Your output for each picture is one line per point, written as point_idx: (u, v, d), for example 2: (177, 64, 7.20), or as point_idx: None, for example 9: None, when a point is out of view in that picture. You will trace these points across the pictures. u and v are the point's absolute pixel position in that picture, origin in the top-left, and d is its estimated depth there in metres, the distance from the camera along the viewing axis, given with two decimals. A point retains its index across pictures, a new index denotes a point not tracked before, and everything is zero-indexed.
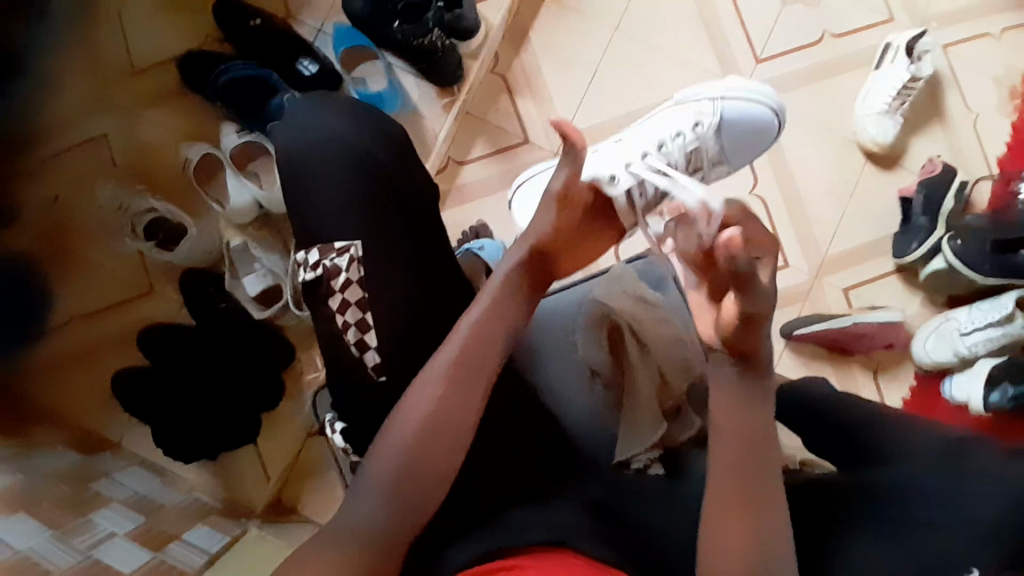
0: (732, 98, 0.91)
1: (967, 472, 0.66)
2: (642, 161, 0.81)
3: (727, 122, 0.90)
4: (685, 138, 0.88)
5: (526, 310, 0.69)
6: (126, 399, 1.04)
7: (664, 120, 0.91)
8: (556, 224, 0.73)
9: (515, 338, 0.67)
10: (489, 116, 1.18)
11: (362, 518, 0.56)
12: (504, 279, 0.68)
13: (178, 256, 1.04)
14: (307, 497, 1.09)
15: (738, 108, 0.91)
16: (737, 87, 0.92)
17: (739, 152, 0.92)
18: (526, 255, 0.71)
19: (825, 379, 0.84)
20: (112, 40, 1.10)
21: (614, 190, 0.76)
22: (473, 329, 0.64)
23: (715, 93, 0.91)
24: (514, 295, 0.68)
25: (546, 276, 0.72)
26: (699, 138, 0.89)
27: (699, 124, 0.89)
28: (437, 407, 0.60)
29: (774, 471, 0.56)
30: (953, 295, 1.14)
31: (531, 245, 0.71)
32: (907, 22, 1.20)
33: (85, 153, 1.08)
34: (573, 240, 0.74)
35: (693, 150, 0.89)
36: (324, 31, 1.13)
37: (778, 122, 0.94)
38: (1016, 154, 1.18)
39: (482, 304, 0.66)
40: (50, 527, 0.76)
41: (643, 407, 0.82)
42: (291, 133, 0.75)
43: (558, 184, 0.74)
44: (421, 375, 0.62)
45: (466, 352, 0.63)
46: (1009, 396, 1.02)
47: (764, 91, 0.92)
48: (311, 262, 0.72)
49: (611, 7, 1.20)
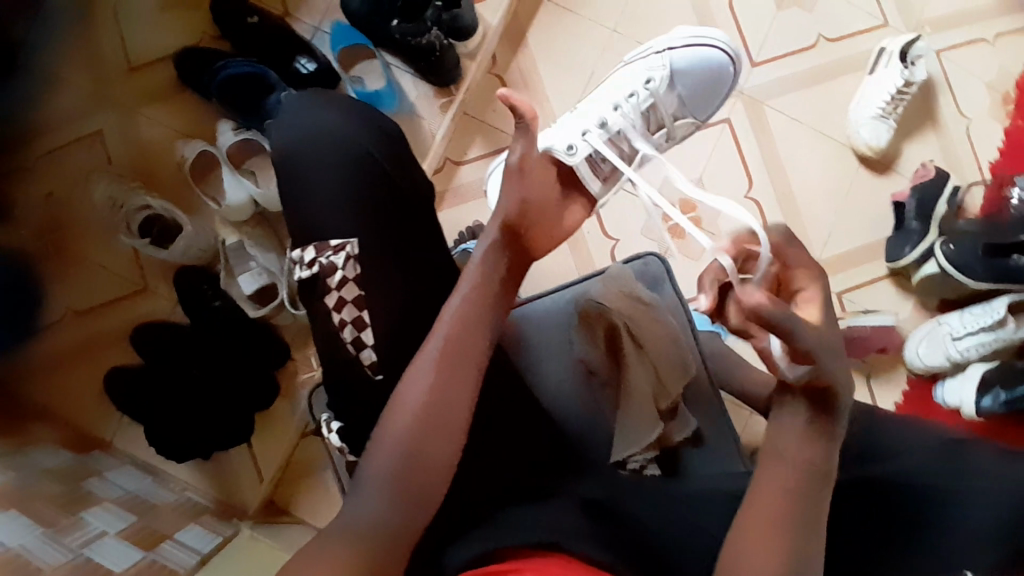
0: (679, 48, 0.95)
1: (968, 472, 0.67)
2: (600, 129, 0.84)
3: (678, 72, 0.94)
4: (639, 97, 0.90)
5: (509, 296, 0.68)
6: (119, 397, 1.03)
7: (616, 85, 0.93)
8: (521, 195, 0.71)
9: (500, 329, 0.66)
10: (486, 117, 1.19)
11: (361, 519, 0.56)
12: (487, 263, 0.68)
13: (173, 254, 1.03)
14: (301, 499, 1.09)
15: (687, 58, 0.95)
16: (686, 37, 0.96)
17: (699, 101, 0.96)
18: (498, 234, 0.69)
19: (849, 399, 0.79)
20: (111, 37, 1.09)
21: (575, 160, 0.78)
22: (459, 316, 0.64)
23: (662, 46, 0.96)
24: (499, 282, 0.67)
25: (523, 255, 0.70)
26: (653, 93, 0.92)
27: (650, 81, 0.92)
28: (428, 399, 0.60)
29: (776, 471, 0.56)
30: (945, 299, 1.16)
31: (503, 221, 0.70)
32: (901, 27, 1.22)
33: (82, 148, 1.08)
34: (542, 211, 0.73)
35: (648, 107, 0.91)
36: (322, 30, 1.12)
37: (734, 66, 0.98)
38: (1009, 159, 1.20)
39: (465, 291, 0.66)
40: (42, 525, 0.75)
41: (639, 404, 0.82)
42: (288, 130, 0.75)
43: (514, 157, 0.72)
44: (414, 366, 0.62)
45: (452, 341, 0.62)
46: (1001, 400, 1.02)
47: (712, 35, 0.96)
48: (307, 260, 0.71)
49: (608, 9, 1.20)
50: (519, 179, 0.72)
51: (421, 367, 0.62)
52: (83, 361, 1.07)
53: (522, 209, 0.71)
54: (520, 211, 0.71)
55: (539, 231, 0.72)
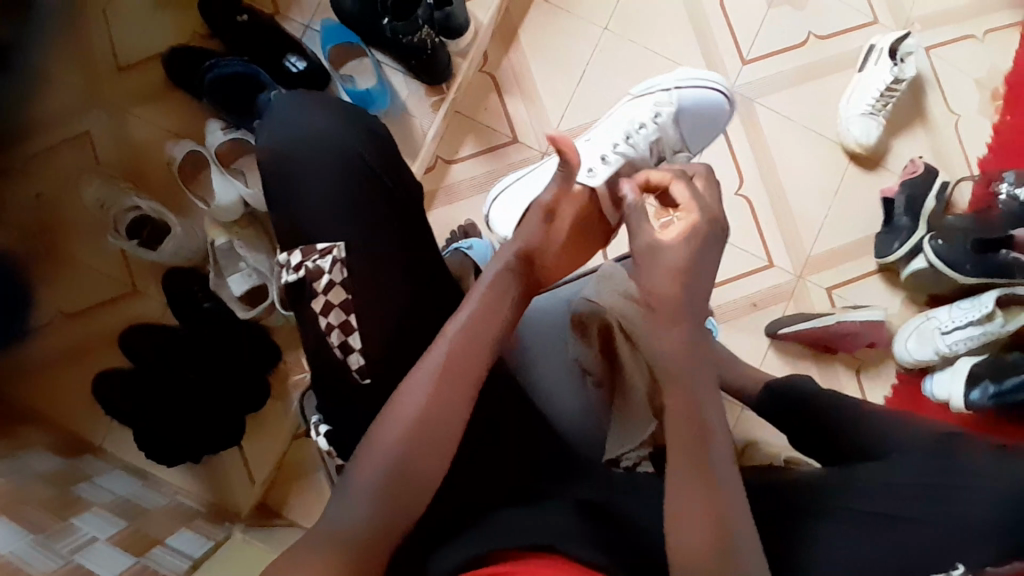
0: (685, 87, 0.97)
1: (957, 472, 0.68)
2: (615, 152, 0.87)
3: (684, 111, 0.97)
4: (648, 129, 0.93)
5: (515, 314, 0.69)
6: (106, 400, 1.02)
7: (626, 115, 0.97)
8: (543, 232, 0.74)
9: (501, 347, 0.67)
10: (478, 115, 1.18)
11: (350, 526, 0.55)
12: (496, 285, 0.68)
13: (163, 256, 1.02)
14: (293, 500, 1.08)
15: (694, 95, 0.97)
16: (689, 76, 0.98)
17: (697, 138, 1.00)
18: (514, 258, 0.71)
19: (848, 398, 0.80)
20: (98, 34, 1.08)
21: (593, 182, 0.81)
22: (465, 332, 0.64)
23: (669, 84, 0.98)
24: (503, 296, 0.68)
25: (532, 279, 0.72)
26: (660, 127, 0.94)
27: (658, 115, 0.94)
28: (425, 410, 0.60)
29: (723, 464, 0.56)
30: (934, 295, 1.16)
31: (519, 248, 0.72)
32: (891, 24, 1.22)
33: (73, 148, 1.07)
34: (563, 253, 0.76)
35: (654, 140, 0.93)
36: (313, 28, 1.12)
37: (732, 108, 1.00)
38: (998, 155, 1.21)
39: (471, 307, 0.66)
40: (32, 531, 0.74)
41: (636, 405, 0.83)
42: (277, 130, 0.74)
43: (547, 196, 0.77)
44: (415, 372, 0.62)
45: (453, 355, 0.63)
46: (990, 394, 1.03)
47: (712, 76, 0.99)
48: (294, 263, 0.71)
49: (598, 7, 1.20)
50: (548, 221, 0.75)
51: (421, 374, 0.62)
52: (69, 363, 1.05)
53: (541, 243, 0.74)
54: (539, 243, 0.74)
55: (553, 262, 0.75)
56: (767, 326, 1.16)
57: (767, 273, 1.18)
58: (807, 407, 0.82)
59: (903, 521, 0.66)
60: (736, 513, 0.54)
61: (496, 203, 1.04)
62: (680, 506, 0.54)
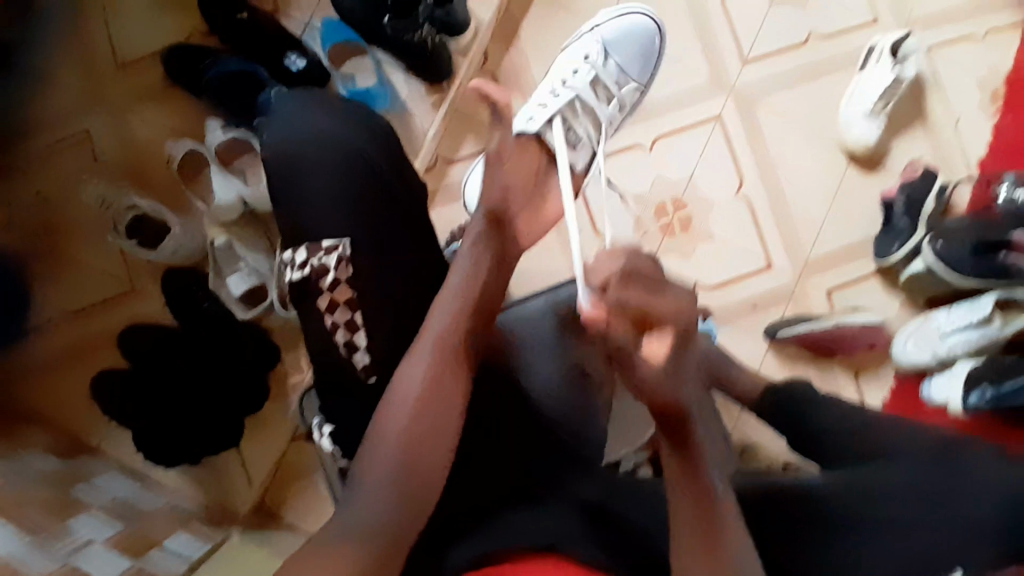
0: (604, 25, 1.02)
1: (957, 482, 0.68)
2: (552, 99, 0.90)
3: (611, 43, 1.00)
4: (581, 68, 0.95)
5: (494, 279, 0.70)
6: (106, 400, 1.02)
7: (561, 65, 0.99)
8: (503, 185, 0.75)
9: (486, 322, 0.69)
10: (478, 114, 1.15)
11: (365, 533, 0.56)
12: (475, 257, 0.70)
13: (161, 254, 1.01)
14: (290, 503, 1.07)
15: (613, 29, 1.01)
16: (602, 18, 1.03)
17: (636, 64, 1.01)
18: (484, 224, 0.72)
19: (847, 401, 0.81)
20: (96, 30, 1.08)
21: (533, 124, 0.84)
22: (453, 317, 0.66)
23: (590, 28, 1.02)
24: (484, 265, 0.70)
25: (507, 240, 0.73)
26: (594, 64, 0.96)
27: (588, 54, 0.97)
28: (422, 401, 0.62)
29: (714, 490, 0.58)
30: (931, 298, 1.16)
31: (486, 212, 0.73)
32: (891, 24, 1.22)
33: (73, 146, 1.06)
34: (531, 208, 0.77)
35: (593, 77, 0.95)
36: (312, 26, 1.11)
37: (659, 34, 1.04)
38: (997, 156, 1.21)
39: (455, 285, 0.68)
40: (29, 534, 0.75)
41: (630, 404, 0.86)
42: (279, 134, 0.73)
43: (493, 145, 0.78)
44: (408, 367, 0.64)
45: (443, 342, 0.65)
46: (988, 397, 1.01)
47: (630, 8, 1.03)
48: (299, 261, 0.70)
49: (599, 5, 1.19)
50: (498, 168, 0.76)
51: (413, 366, 0.63)
52: (69, 364, 1.05)
53: (505, 198, 0.75)
54: (504, 201, 0.74)
55: (523, 220, 0.76)
56: (765, 328, 1.16)
57: (766, 274, 1.18)
58: (802, 410, 0.82)
59: (913, 527, 0.67)
60: (732, 537, 0.57)
61: (469, 183, 1.06)
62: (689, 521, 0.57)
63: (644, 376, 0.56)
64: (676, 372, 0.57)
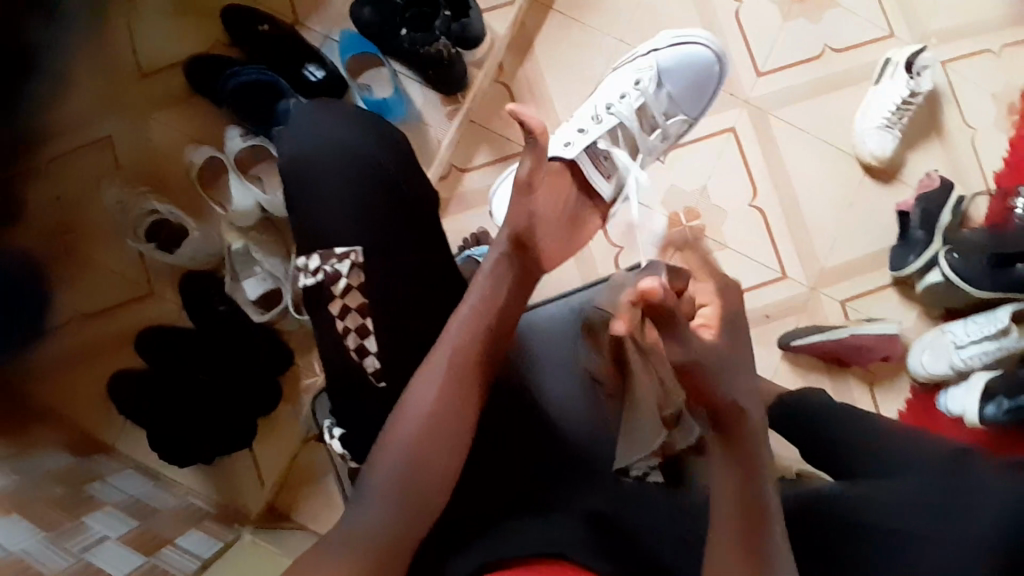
0: (663, 49, 1.02)
1: (969, 489, 0.67)
2: (592, 125, 0.94)
3: (664, 71, 1.01)
4: (629, 97, 0.98)
5: (515, 298, 0.69)
6: (121, 402, 1.03)
7: (611, 86, 1.01)
8: (529, 209, 0.74)
9: (504, 336, 0.68)
10: (493, 124, 1.19)
11: (368, 529, 0.55)
12: (496, 273, 0.69)
13: (180, 258, 1.04)
14: (302, 504, 1.09)
15: (671, 56, 1.01)
16: (663, 41, 1.04)
17: (688, 97, 1.02)
18: (508, 246, 0.71)
19: (870, 415, 0.80)
20: (121, 41, 1.10)
21: (570, 151, 0.88)
22: (468, 327, 0.65)
23: (648, 50, 1.03)
24: (503, 282, 0.69)
25: (533, 263, 0.72)
26: (642, 93, 0.98)
27: (638, 82, 0.99)
28: (434, 408, 0.61)
29: (758, 481, 0.57)
30: (950, 308, 1.15)
31: (511, 234, 0.72)
32: (907, 37, 1.22)
33: (92, 152, 1.09)
34: (552, 229, 0.76)
35: (638, 106, 0.98)
36: (332, 38, 1.13)
37: (720, 64, 1.03)
38: (1014, 169, 1.20)
39: (474, 297, 0.67)
40: (44, 528, 0.75)
41: (641, 413, 0.78)
42: (295, 137, 0.75)
43: (523, 170, 0.74)
44: (421, 373, 0.63)
45: (457, 353, 0.64)
46: (1005, 408, 1.01)
47: (694, 34, 1.03)
48: (312, 267, 0.71)
49: (614, 19, 1.21)
50: (527, 196, 0.74)
51: (428, 374, 0.63)
52: (86, 364, 1.07)
53: (531, 223, 0.73)
54: (529, 224, 0.73)
55: (546, 246, 0.74)
56: (779, 339, 1.15)
57: (779, 285, 1.17)
58: (820, 419, 0.80)
59: (903, 531, 0.66)
60: (772, 532, 0.54)
61: (496, 192, 1.08)
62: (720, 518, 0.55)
63: (705, 371, 0.58)
64: (731, 372, 0.59)
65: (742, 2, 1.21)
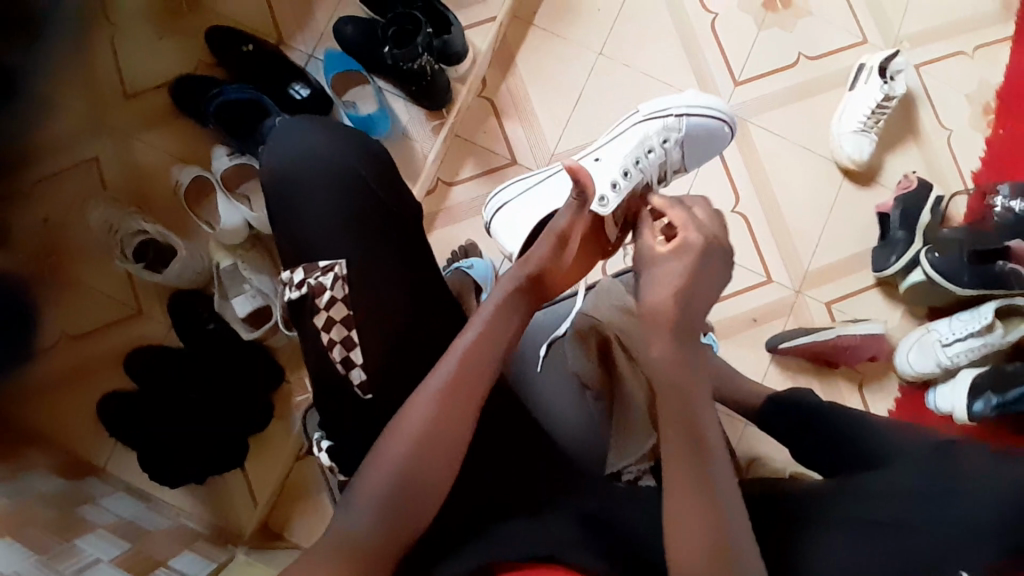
0: (694, 113, 0.97)
1: (962, 472, 0.67)
2: (625, 183, 0.89)
3: (689, 138, 0.98)
4: (655, 155, 0.95)
5: (519, 329, 0.70)
6: (111, 425, 1.03)
7: (632, 138, 0.96)
8: (552, 253, 0.75)
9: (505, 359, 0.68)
10: (477, 138, 1.20)
11: (355, 532, 0.56)
12: (501, 306, 0.70)
13: (169, 278, 1.04)
14: (296, 522, 1.08)
15: (700, 123, 0.98)
16: (697, 101, 0.98)
17: (696, 156, 1.00)
18: (523, 281, 0.72)
19: (852, 408, 0.80)
20: (105, 61, 1.12)
21: (605, 213, 0.83)
22: (471, 351, 0.65)
23: (680, 110, 0.97)
24: (507, 313, 0.69)
25: (540, 298, 0.74)
26: (665, 153, 0.96)
27: (665, 142, 0.96)
28: (431, 424, 0.61)
29: (713, 478, 0.56)
30: (933, 307, 1.17)
31: (529, 271, 0.73)
32: (879, 43, 1.25)
33: (77, 174, 1.09)
34: (564, 273, 0.77)
35: (659, 165, 0.96)
36: (315, 57, 1.15)
37: (731, 129, 1.01)
38: (990, 168, 1.22)
39: (477, 326, 0.67)
40: (36, 552, 0.74)
41: (636, 419, 0.79)
42: (279, 150, 0.75)
43: (563, 220, 0.77)
44: (420, 390, 0.63)
45: (460, 372, 0.64)
46: (993, 404, 1.03)
47: (719, 104, 0.99)
48: (297, 281, 0.72)
49: (594, 33, 1.23)
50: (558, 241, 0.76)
51: (428, 391, 0.63)
52: (75, 387, 1.06)
53: (549, 263, 0.75)
54: (548, 263, 0.75)
55: (558, 283, 0.76)
56: (766, 342, 1.16)
57: (764, 289, 1.19)
58: (809, 414, 0.82)
59: (890, 525, 0.66)
60: (732, 518, 0.54)
61: (498, 215, 1.00)
62: (685, 510, 0.54)
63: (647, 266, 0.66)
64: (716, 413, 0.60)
65: (718, 13, 1.24)
